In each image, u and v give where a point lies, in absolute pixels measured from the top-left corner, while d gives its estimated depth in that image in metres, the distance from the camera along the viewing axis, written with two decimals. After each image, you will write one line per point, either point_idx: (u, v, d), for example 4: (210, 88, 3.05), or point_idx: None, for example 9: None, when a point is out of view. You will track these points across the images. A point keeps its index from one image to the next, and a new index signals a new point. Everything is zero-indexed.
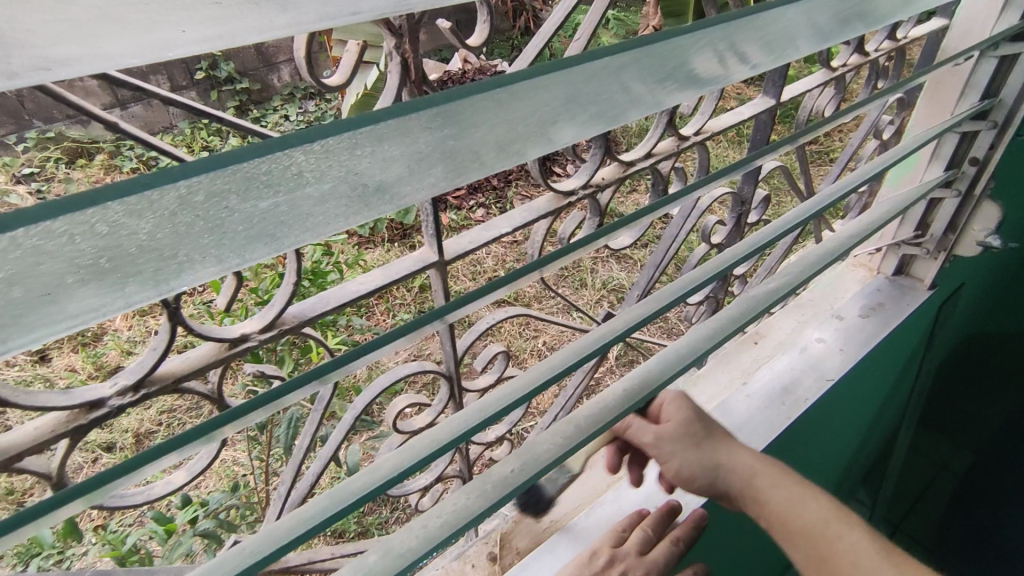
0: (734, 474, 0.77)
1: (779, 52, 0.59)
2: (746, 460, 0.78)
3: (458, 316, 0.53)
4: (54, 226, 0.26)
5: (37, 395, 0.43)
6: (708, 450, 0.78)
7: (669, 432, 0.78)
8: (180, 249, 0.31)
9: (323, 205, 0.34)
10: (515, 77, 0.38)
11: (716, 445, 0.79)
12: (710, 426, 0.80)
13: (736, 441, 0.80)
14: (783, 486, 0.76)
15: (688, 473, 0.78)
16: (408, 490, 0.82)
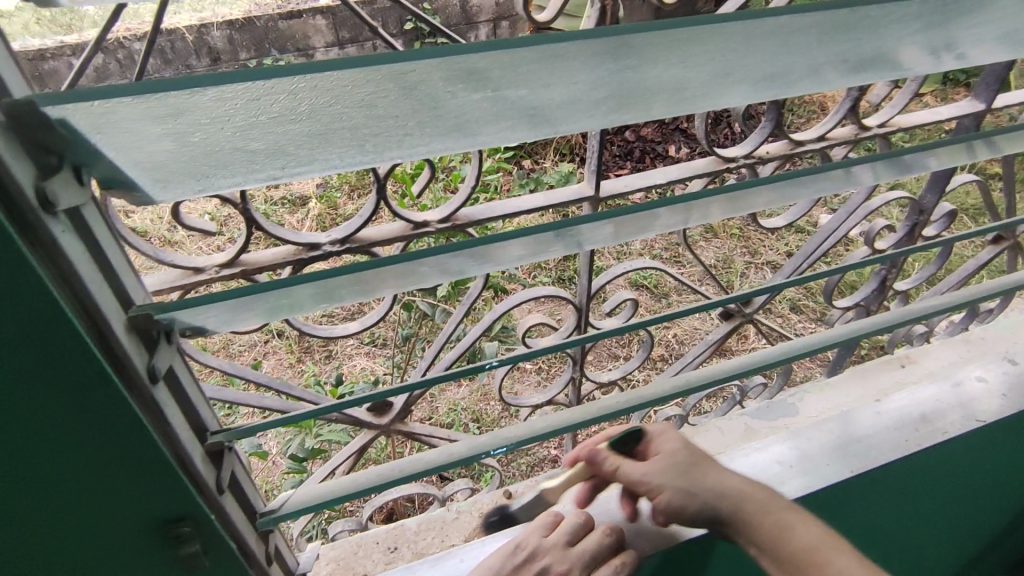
0: (720, 500, 0.66)
1: (993, 43, 0.56)
2: (720, 477, 0.67)
3: (594, 239, 0.59)
4: (338, 75, 0.36)
5: (280, 228, 0.57)
6: (697, 480, 0.66)
7: (660, 461, 0.67)
8: (404, 122, 0.41)
9: (510, 112, 0.43)
10: (721, 20, 0.42)
11: (704, 473, 0.67)
12: (706, 460, 0.68)
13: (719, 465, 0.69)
14: (747, 484, 0.68)
15: (678, 506, 0.66)
16: (521, 404, 0.91)
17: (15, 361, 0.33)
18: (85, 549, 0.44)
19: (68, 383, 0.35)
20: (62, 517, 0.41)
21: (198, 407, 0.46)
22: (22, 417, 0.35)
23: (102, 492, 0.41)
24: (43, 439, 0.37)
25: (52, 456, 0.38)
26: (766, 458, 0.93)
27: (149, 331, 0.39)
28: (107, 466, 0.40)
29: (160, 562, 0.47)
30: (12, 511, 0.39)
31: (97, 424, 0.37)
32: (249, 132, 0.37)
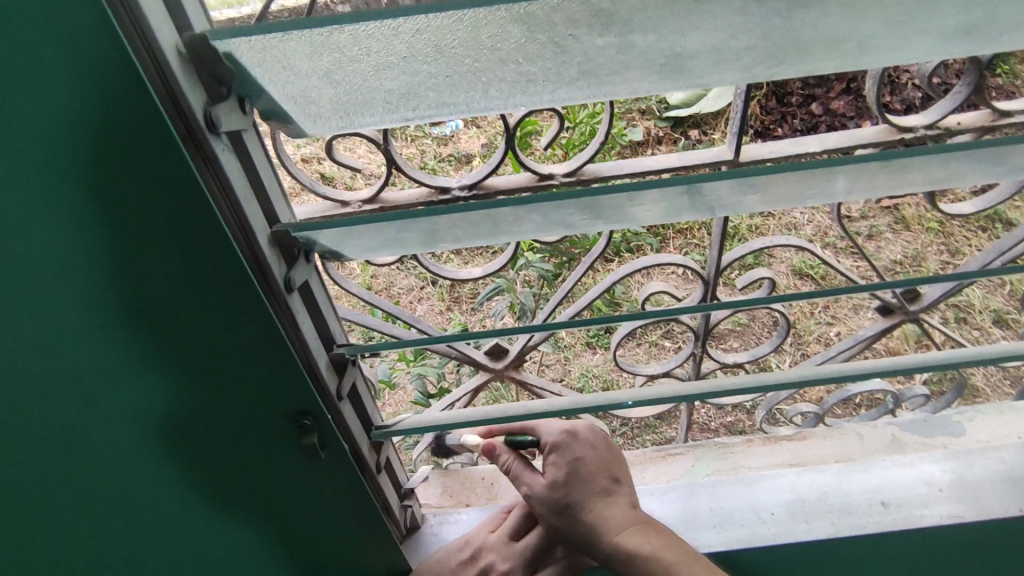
0: (596, 534, 0.70)
1: None
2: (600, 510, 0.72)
3: (725, 206, 0.54)
4: (461, 24, 0.38)
5: (416, 170, 0.61)
6: (571, 516, 0.71)
7: (539, 482, 0.73)
8: (525, 66, 0.42)
9: (638, 58, 0.43)
10: None
11: (582, 503, 0.71)
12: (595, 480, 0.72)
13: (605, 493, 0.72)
14: (627, 529, 0.70)
15: (557, 527, 0.72)
16: (636, 372, 0.89)
17: (186, 252, 0.40)
18: (237, 429, 0.53)
19: (220, 278, 0.42)
20: (219, 396, 0.50)
21: (328, 319, 0.52)
22: (190, 306, 0.43)
23: (248, 382, 0.49)
24: (207, 324, 0.44)
25: (213, 339, 0.45)
26: (912, 475, 0.82)
27: (288, 245, 0.45)
28: (249, 356, 0.47)
29: (289, 447, 0.55)
30: (185, 388, 0.48)
31: (241, 317, 0.44)
32: (384, 70, 0.41)
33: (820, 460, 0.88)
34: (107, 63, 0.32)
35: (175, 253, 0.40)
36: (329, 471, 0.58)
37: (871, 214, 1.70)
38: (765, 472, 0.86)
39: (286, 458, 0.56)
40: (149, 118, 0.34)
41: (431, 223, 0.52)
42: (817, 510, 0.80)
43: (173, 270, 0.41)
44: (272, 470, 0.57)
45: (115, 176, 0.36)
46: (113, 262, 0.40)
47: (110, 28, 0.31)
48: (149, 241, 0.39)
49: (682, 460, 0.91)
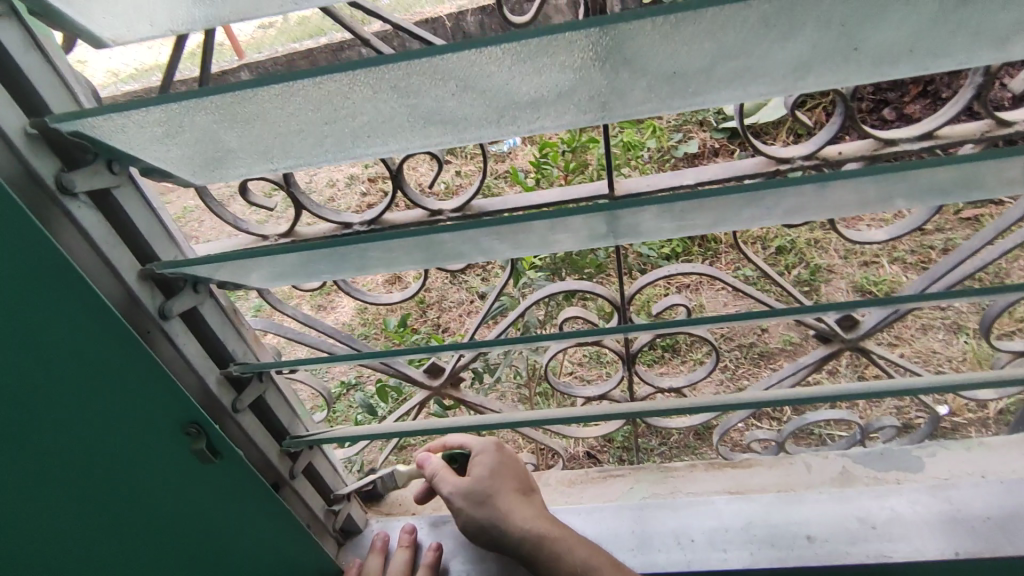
0: (514, 533, 0.75)
1: None
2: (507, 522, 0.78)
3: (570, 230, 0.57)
4: (270, 92, 0.45)
5: (320, 208, 0.69)
6: (490, 508, 0.76)
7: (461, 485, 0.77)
8: (346, 125, 0.48)
9: (453, 109, 0.49)
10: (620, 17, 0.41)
11: (500, 505, 0.76)
12: (514, 483, 0.78)
13: (526, 496, 0.78)
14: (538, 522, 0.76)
15: (474, 531, 0.77)
16: (574, 393, 0.92)
17: (51, 297, 0.47)
18: (102, 444, 0.56)
19: (79, 304, 0.48)
20: (75, 411, 0.54)
21: (221, 340, 0.61)
22: (29, 322, 0.48)
23: (137, 409, 0.55)
24: (87, 359, 0.51)
25: (93, 374, 0.52)
26: (848, 509, 0.79)
27: (162, 279, 0.53)
28: (117, 372, 0.52)
29: (181, 459, 0.60)
30: (37, 403, 0.52)
31: (104, 336, 0.50)
32: (220, 136, 0.48)
33: (761, 488, 0.87)
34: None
35: (16, 278, 0.46)
36: (230, 480, 0.63)
37: (928, 233, 1.64)
38: (698, 498, 0.86)
39: (176, 470, 0.60)
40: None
41: (303, 254, 0.60)
42: (742, 539, 0.80)
43: (12, 291, 0.46)
44: (153, 484, 0.61)
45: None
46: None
47: None
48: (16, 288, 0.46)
49: (620, 483, 0.92)
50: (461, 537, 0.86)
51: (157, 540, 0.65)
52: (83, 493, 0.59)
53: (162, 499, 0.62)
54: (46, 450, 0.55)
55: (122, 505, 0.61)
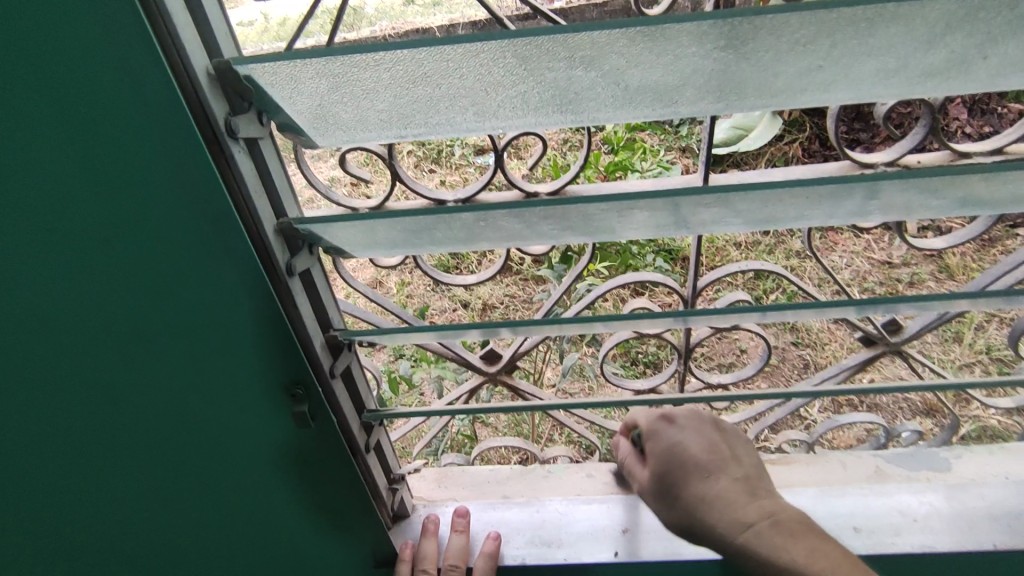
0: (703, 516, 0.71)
1: None
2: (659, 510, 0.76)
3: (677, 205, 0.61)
4: (427, 59, 0.46)
5: (417, 182, 0.70)
6: (672, 498, 0.73)
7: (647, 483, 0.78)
8: (493, 96, 0.50)
9: (596, 88, 0.51)
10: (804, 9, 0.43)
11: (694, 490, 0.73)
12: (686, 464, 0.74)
13: (709, 477, 0.72)
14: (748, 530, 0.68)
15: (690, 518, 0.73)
16: (623, 386, 0.95)
17: (203, 234, 0.49)
18: (204, 395, 0.59)
19: (226, 253, 0.50)
20: (188, 359, 0.56)
21: (326, 307, 0.60)
22: (169, 254, 0.49)
23: (253, 355, 0.56)
24: (219, 299, 0.52)
25: (221, 313, 0.53)
26: (887, 504, 0.84)
27: (292, 236, 0.53)
28: (238, 326, 0.54)
29: (278, 416, 0.62)
30: (158, 332, 0.54)
31: (238, 289, 0.52)
32: (374, 95, 0.49)
33: (800, 483, 0.91)
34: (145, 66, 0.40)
35: (165, 229, 0.48)
36: (316, 443, 0.65)
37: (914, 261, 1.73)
38: None
39: (270, 424, 0.63)
40: (180, 114, 0.43)
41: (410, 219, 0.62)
42: None
43: (157, 240, 0.49)
44: (243, 437, 0.63)
45: (151, 171, 0.45)
46: (144, 238, 0.48)
47: (154, 55, 0.40)
48: (172, 222, 0.48)
49: None
50: (515, 522, 0.88)
51: (235, 488, 0.68)
52: (183, 419, 0.61)
53: (248, 452, 0.65)
54: (159, 375, 0.57)
55: (210, 450, 0.64)
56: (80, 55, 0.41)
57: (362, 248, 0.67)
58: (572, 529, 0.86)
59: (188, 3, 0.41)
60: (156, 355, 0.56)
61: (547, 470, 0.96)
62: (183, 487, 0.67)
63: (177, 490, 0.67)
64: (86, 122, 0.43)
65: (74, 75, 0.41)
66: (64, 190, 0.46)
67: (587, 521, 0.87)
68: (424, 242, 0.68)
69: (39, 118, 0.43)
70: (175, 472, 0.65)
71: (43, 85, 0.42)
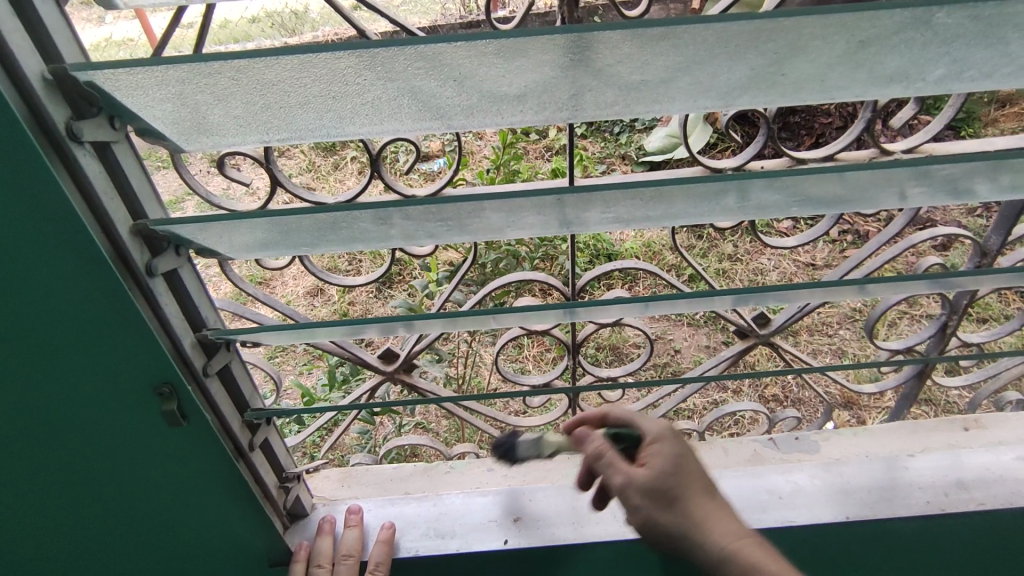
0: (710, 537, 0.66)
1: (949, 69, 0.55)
2: (705, 508, 0.67)
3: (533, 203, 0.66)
4: (271, 66, 0.49)
5: (298, 187, 0.72)
6: (676, 511, 0.67)
7: (639, 478, 0.68)
8: (344, 104, 0.53)
9: (442, 97, 0.55)
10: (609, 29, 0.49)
11: (690, 504, 0.67)
12: (698, 478, 0.69)
13: (713, 490, 0.69)
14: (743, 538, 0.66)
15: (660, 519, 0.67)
16: (521, 381, 0.99)
17: (51, 235, 0.50)
18: (69, 389, 0.59)
19: (76, 255, 0.51)
20: (45, 359, 0.56)
21: (196, 306, 0.61)
22: (18, 255, 0.50)
23: (116, 354, 0.57)
24: (75, 299, 0.53)
25: (77, 312, 0.54)
26: (761, 484, 0.91)
27: (151, 236, 0.54)
28: (95, 323, 0.55)
29: (150, 413, 0.62)
30: (12, 332, 0.54)
31: (91, 286, 0.53)
32: (226, 102, 0.52)
33: None
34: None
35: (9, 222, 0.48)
36: (191, 442, 0.65)
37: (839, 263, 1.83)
38: None
39: (142, 424, 0.63)
40: (11, 116, 0.44)
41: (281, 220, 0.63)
42: None
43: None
44: (116, 432, 0.63)
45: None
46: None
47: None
48: (18, 223, 0.49)
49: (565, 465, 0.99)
50: (410, 516, 0.90)
51: (111, 483, 0.67)
52: (47, 419, 0.61)
53: (122, 446, 0.65)
54: (17, 376, 0.57)
55: (78, 450, 0.64)
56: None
57: (242, 250, 0.69)
58: (467, 519, 0.90)
59: (18, 13, 0.43)
60: (12, 355, 0.56)
61: (449, 465, 0.99)
62: (55, 488, 0.67)
63: (49, 491, 0.67)
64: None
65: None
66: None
67: (481, 513, 0.91)
68: (305, 244, 0.71)
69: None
70: (45, 474, 0.65)
71: None
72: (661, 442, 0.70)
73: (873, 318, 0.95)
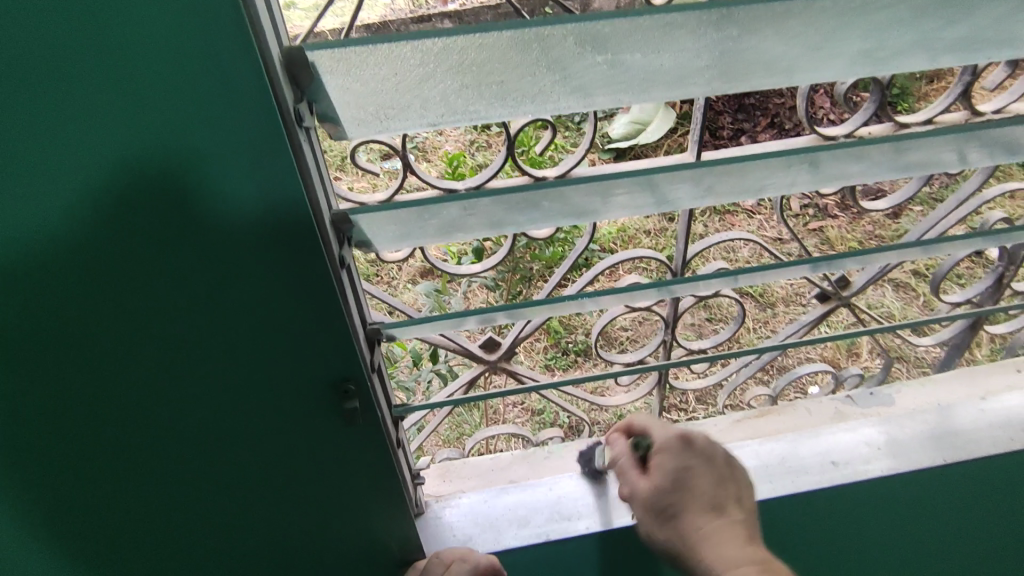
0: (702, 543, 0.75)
1: None
2: (704, 526, 0.76)
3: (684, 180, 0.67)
4: (481, 40, 0.47)
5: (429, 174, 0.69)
6: (675, 522, 0.77)
7: (648, 485, 0.80)
8: (535, 81, 0.52)
9: (628, 73, 0.53)
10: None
11: (691, 512, 0.77)
12: (696, 496, 0.77)
13: (711, 514, 0.76)
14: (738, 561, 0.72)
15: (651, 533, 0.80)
16: (614, 359, 1.00)
17: (273, 236, 0.51)
18: (257, 390, 0.62)
19: (292, 255, 0.53)
20: (243, 353, 0.59)
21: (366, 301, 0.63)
22: (238, 253, 0.52)
23: (307, 349, 0.60)
24: (282, 296, 0.55)
25: (282, 309, 0.56)
26: (854, 438, 0.96)
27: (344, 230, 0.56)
28: (294, 316, 0.57)
29: (325, 403, 0.66)
30: (219, 327, 0.56)
31: (298, 280, 0.54)
32: (421, 84, 0.49)
33: (777, 430, 1.01)
34: (242, 77, 0.42)
35: (229, 228, 0.50)
36: (355, 428, 0.69)
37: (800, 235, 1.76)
38: (732, 443, 0.99)
39: (315, 411, 0.66)
40: (263, 118, 0.44)
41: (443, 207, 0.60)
42: (777, 471, 0.95)
43: (224, 233, 0.50)
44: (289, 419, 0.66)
45: (230, 175, 0.47)
46: (215, 235, 0.50)
47: (246, 65, 0.42)
48: (245, 222, 0.50)
49: None
50: (531, 503, 0.92)
51: (280, 467, 0.71)
52: (233, 408, 0.63)
53: (292, 437, 0.68)
54: (216, 368, 0.59)
55: (254, 436, 0.66)
56: (158, 62, 0.41)
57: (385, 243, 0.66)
58: (588, 501, 0.92)
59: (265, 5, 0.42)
60: (214, 349, 0.58)
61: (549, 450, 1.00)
62: (227, 475, 0.69)
63: (221, 479, 0.69)
64: (155, 131, 0.44)
65: (148, 95, 0.43)
66: (129, 197, 0.47)
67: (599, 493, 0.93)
68: None
69: (100, 129, 0.44)
70: (220, 461, 0.67)
71: (132, 92, 0.42)
72: (680, 454, 0.79)
73: (937, 271, 1.01)
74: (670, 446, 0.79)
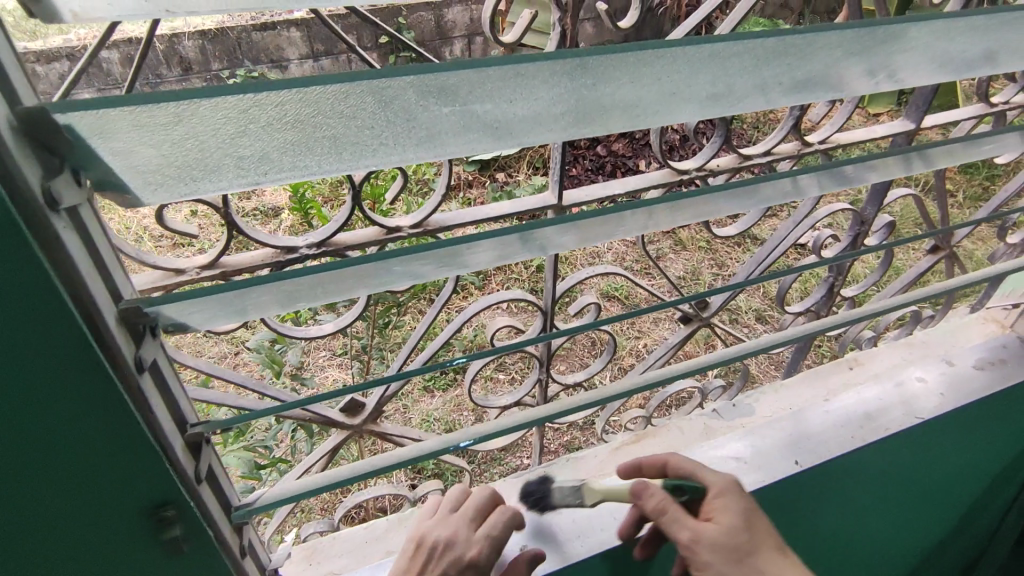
0: None
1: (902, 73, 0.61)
2: (774, 561, 0.75)
3: (554, 237, 0.61)
4: (307, 95, 0.40)
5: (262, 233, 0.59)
6: (749, 564, 0.74)
7: (708, 534, 0.74)
8: (377, 137, 0.44)
9: (480, 123, 0.47)
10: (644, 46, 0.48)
11: (760, 558, 0.75)
12: (764, 535, 0.77)
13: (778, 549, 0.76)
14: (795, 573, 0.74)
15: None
16: (491, 404, 0.95)
17: (30, 343, 0.40)
18: (37, 530, 0.49)
19: (59, 361, 0.42)
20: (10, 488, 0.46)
21: (180, 400, 0.52)
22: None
23: (101, 470, 0.48)
24: (58, 416, 0.44)
25: (59, 430, 0.45)
26: (722, 454, 0.99)
27: (135, 323, 0.45)
28: (70, 439, 0.46)
29: (134, 531, 0.54)
30: None
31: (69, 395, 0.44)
32: (238, 144, 0.40)
33: (654, 455, 1.02)
34: None
35: None
36: (179, 552, 0.58)
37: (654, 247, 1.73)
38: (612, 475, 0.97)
39: (123, 542, 0.54)
40: None
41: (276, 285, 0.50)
42: None
43: None
44: (82, 564, 0.53)
45: None
46: None
47: None
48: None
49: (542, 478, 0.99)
50: None
51: None
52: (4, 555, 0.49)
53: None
54: None
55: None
56: None
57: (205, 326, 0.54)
58: None
59: None
60: None
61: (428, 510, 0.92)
62: None
63: None
64: None
65: None
66: None
67: None
68: None
69: None
70: None
71: None
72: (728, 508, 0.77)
73: (779, 287, 1.08)
74: (735, 485, 0.78)
